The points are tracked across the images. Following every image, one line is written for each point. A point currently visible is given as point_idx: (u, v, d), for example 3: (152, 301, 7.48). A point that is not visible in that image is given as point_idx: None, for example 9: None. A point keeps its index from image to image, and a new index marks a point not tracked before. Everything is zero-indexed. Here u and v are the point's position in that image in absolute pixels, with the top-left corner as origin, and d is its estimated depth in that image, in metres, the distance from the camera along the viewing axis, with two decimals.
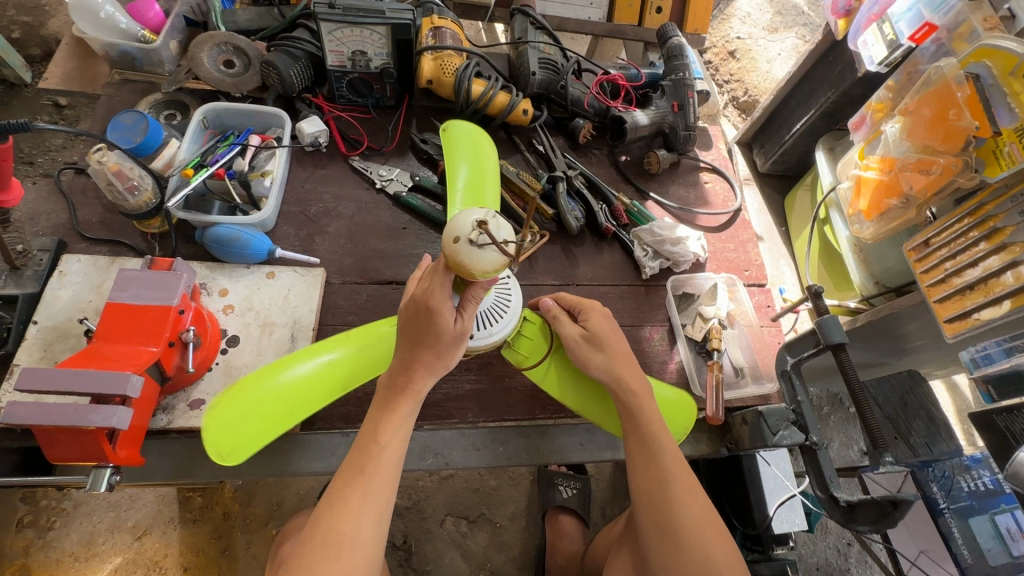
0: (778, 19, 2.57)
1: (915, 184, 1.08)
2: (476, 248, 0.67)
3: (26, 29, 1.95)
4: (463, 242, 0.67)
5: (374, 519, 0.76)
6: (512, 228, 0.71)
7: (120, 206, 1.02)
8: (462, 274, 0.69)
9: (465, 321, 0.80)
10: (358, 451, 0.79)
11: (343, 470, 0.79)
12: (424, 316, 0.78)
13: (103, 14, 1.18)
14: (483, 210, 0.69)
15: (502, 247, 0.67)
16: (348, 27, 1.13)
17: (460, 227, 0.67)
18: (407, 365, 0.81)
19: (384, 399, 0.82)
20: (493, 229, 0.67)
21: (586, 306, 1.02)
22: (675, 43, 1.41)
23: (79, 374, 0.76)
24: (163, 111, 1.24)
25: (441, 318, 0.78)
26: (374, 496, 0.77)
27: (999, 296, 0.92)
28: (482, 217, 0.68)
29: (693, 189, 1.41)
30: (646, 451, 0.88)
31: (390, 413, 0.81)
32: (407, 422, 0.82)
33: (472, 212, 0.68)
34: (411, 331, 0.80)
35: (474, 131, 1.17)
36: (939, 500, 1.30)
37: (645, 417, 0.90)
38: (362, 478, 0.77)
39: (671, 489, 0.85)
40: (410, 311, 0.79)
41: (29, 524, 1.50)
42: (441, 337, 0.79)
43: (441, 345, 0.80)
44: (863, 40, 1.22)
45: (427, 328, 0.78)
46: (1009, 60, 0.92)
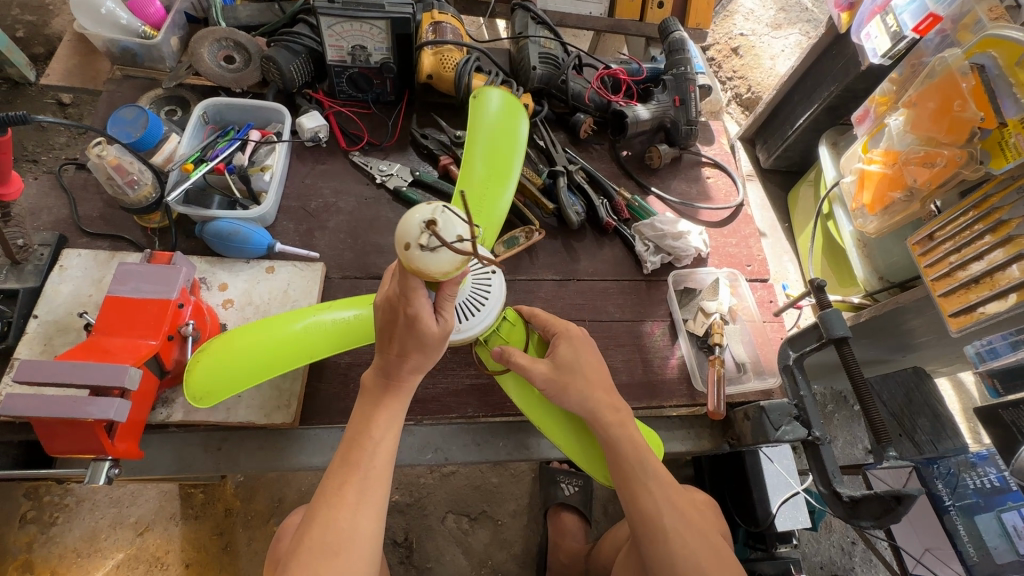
0: (782, 15, 2.55)
1: (919, 177, 1.06)
2: (430, 252, 0.62)
3: (30, 29, 1.96)
4: (417, 250, 0.62)
5: (372, 514, 0.76)
6: (467, 223, 0.66)
7: (120, 201, 1.02)
8: (424, 279, 0.65)
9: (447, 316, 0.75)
10: (349, 447, 0.79)
11: (332, 472, 0.78)
12: (402, 321, 0.73)
13: (104, 10, 1.18)
14: (430, 210, 0.63)
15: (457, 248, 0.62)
16: (347, 22, 1.13)
17: (409, 235, 0.62)
18: (390, 372, 0.80)
19: (370, 399, 0.82)
20: (443, 229, 0.62)
21: (559, 331, 0.98)
22: (677, 38, 1.39)
23: (78, 366, 0.76)
24: (164, 107, 1.24)
25: (422, 321, 0.72)
26: (370, 495, 0.77)
27: (1004, 289, 0.91)
28: (430, 216, 0.63)
29: (694, 184, 1.41)
30: (631, 488, 0.88)
31: (382, 408, 0.81)
32: (399, 420, 0.82)
33: (418, 213, 0.62)
34: (391, 335, 0.76)
35: (509, 101, 1.09)
36: (944, 497, 1.29)
37: (623, 450, 0.89)
38: (356, 472, 0.77)
39: (664, 520, 0.86)
40: (385, 315, 0.75)
41: (32, 520, 1.51)
42: (428, 339, 0.75)
43: (427, 346, 0.76)
44: (866, 32, 1.22)
45: (406, 333, 0.74)
46: (1014, 50, 0.90)
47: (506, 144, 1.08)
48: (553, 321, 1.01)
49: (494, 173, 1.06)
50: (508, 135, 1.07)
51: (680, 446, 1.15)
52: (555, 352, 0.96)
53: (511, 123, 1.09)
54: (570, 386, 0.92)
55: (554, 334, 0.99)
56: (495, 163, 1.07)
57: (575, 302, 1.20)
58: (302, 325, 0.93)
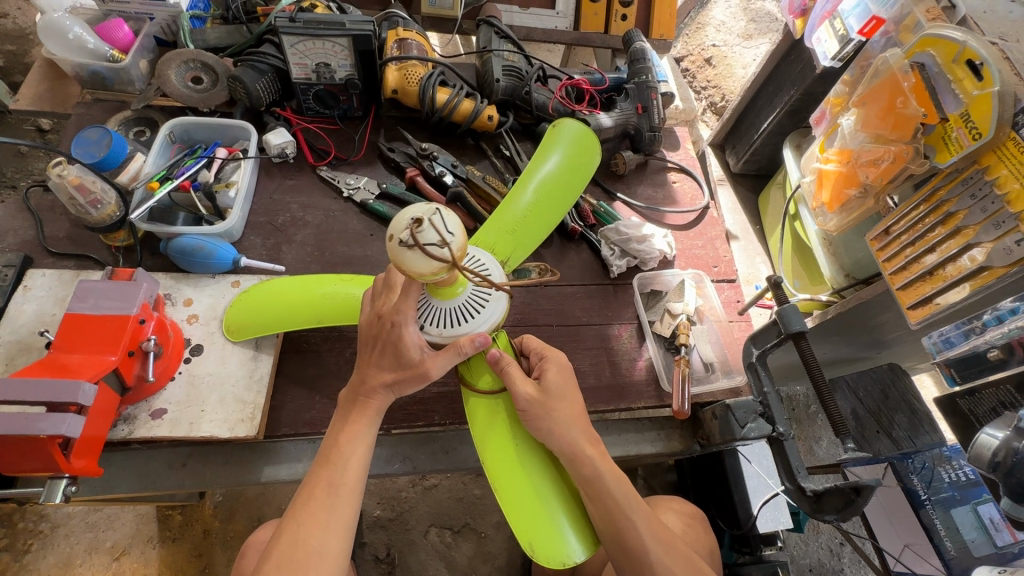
0: (752, 26, 2.62)
1: (871, 174, 1.09)
2: (407, 250, 0.69)
3: (9, 57, 2.02)
4: (398, 238, 0.69)
5: (337, 529, 0.75)
6: (453, 230, 0.71)
7: (84, 220, 1.04)
8: (401, 272, 0.72)
9: (430, 360, 0.83)
10: (322, 463, 0.79)
11: (304, 486, 0.79)
12: (388, 333, 0.82)
13: (72, 35, 1.22)
14: (424, 210, 0.70)
15: (431, 253, 0.69)
16: (310, 40, 1.16)
17: (396, 226, 0.69)
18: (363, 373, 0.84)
19: (346, 413, 0.83)
20: (425, 232, 0.69)
21: (547, 355, 0.95)
22: (638, 48, 1.43)
23: (31, 382, 0.76)
24: (132, 128, 1.26)
25: (405, 340, 0.82)
26: (337, 511, 0.76)
27: (957, 279, 0.92)
28: (419, 216, 0.69)
29: (661, 189, 1.43)
30: (612, 523, 0.84)
31: (353, 421, 0.82)
32: (369, 434, 0.82)
33: (413, 210, 0.69)
34: (373, 345, 0.84)
35: (583, 137, 1.11)
36: (920, 492, 1.28)
37: (605, 481, 0.85)
38: (327, 486, 0.78)
39: (649, 555, 0.82)
40: (377, 323, 0.84)
41: (5, 548, 1.49)
42: (403, 358, 0.82)
43: (399, 365, 0.82)
44: (817, 37, 1.27)
45: (389, 343, 0.82)
46: (950, 48, 0.93)
47: (566, 176, 1.10)
48: (539, 346, 0.98)
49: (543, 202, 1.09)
50: (570, 176, 1.10)
51: (651, 449, 1.16)
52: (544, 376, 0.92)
53: (579, 157, 1.11)
54: (556, 407, 0.88)
55: (539, 358, 0.96)
56: (551, 192, 1.10)
57: (543, 307, 1.21)
58: (325, 290, 1.01)
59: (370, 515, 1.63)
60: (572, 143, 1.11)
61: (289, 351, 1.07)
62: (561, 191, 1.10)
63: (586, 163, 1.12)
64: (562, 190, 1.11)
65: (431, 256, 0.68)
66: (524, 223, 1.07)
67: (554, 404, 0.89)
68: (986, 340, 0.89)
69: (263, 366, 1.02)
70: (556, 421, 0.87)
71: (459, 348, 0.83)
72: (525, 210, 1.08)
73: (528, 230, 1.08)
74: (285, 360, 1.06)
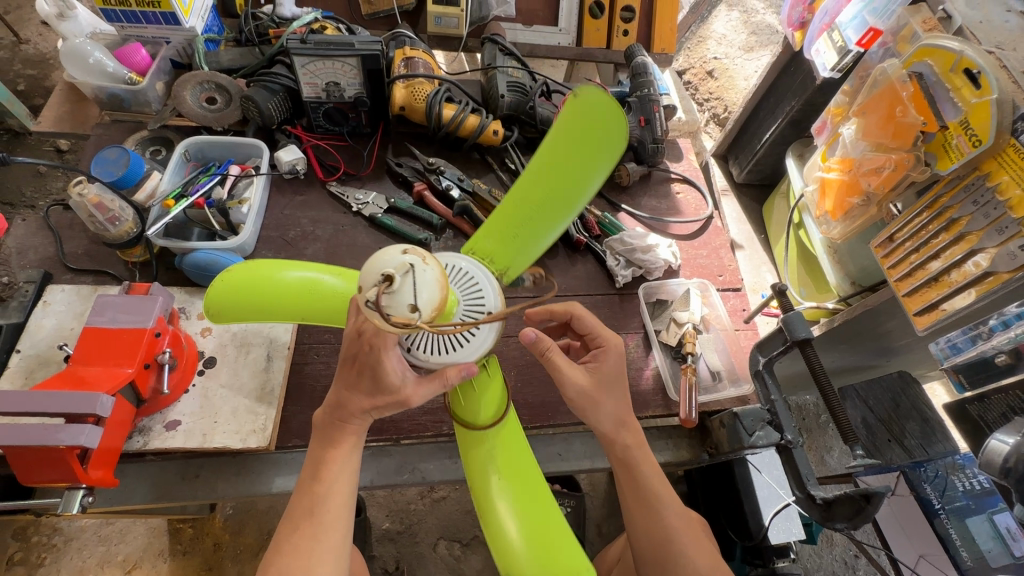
0: (753, 38, 2.66)
1: (873, 182, 1.10)
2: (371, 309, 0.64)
3: (31, 82, 2.12)
4: (365, 298, 0.64)
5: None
6: (423, 295, 0.65)
7: (102, 236, 1.07)
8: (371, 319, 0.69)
9: (410, 389, 0.78)
10: (303, 490, 0.80)
11: (289, 510, 0.79)
12: (367, 354, 0.77)
13: (92, 60, 1.26)
14: (395, 263, 0.64)
15: (394, 318, 0.65)
16: (320, 60, 1.19)
17: (362, 282, 0.64)
18: (341, 402, 0.80)
19: (323, 437, 0.82)
20: (391, 294, 0.64)
21: (605, 344, 0.89)
22: (640, 62, 1.46)
23: (51, 394, 0.78)
24: (148, 147, 1.30)
25: (384, 365, 0.77)
26: (326, 534, 0.77)
27: (962, 285, 0.92)
28: (389, 274, 0.63)
29: (664, 200, 1.44)
30: (641, 513, 0.86)
31: (332, 448, 0.81)
32: (350, 457, 0.82)
33: (381, 264, 0.63)
34: (352, 368, 0.79)
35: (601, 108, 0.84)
36: (933, 501, 1.26)
37: (642, 475, 0.87)
38: (309, 518, 0.78)
39: (681, 548, 0.83)
40: (357, 342, 0.79)
41: (19, 562, 1.50)
42: (380, 382, 0.77)
43: (377, 391, 0.78)
44: (815, 49, 1.30)
45: (368, 367, 0.77)
46: (948, 58, 0.94)
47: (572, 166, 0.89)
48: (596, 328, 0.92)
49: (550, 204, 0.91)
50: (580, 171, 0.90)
51: (659, 458, 1.15)
52: (597, 364, 0.88)
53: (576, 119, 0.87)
54: (605, 400, 0.86)
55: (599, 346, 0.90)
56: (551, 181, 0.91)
57: None
58: (286, 276, 0.88)
59: (379, 528, 1.63)
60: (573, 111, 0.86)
61: (299, 362, 1.09)
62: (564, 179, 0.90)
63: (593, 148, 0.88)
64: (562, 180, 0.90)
65: (392, 323, 0.65)
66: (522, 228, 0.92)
67: (603, 395, 0.86)
68: (993, 345, 0.88)
69: (275, 377, 1.04)
70: (603, 412, 0.86)
71: (446, 380, 0.78)
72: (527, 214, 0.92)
73: (527, 229, 0.92)
74: (296, 372, 1.08)
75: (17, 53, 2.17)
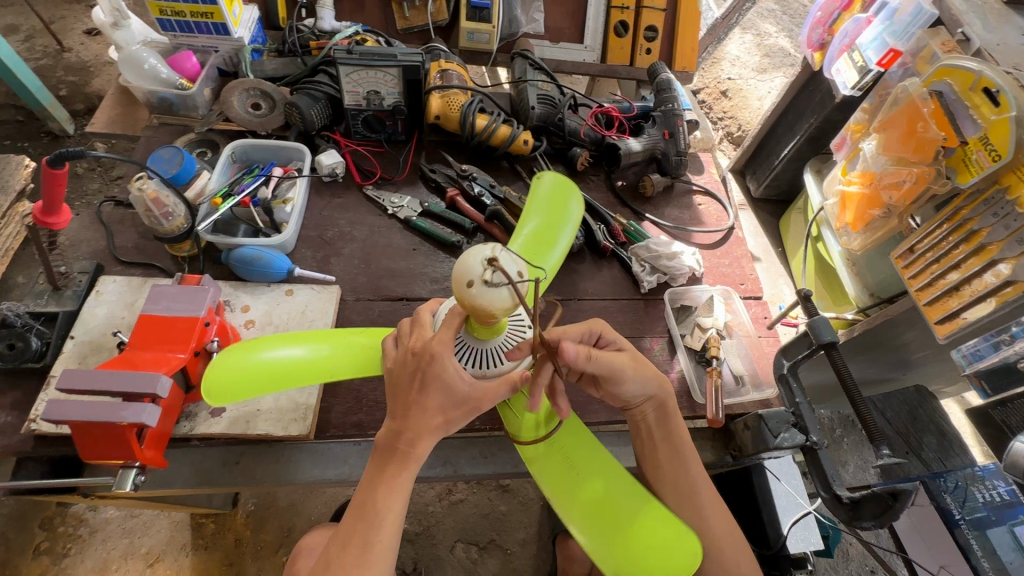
0: (766, 61, 2.75)
1: (894, 195, 1.14)
2: (491, 287, 0.68)
3: (72, 88, 2.21)
4: (478, 281, 0.68)
5: (390, 521, 0.78)
6: (521, 261, 0.72)
7: (156, 230, 1.11)
8: (480, 314, 0.71)
9: (483, 394, 0.80)
10: (356, 515, 0.78)
11: (339, 536, 0.78)
12: (427, 367, 0.78)
13: (147, 65, 1.34)
14: (490, 248, 0.69)
15: (514, 286, 0.69)
16: (364, 70, 1.25)
17: (470, 267, 0.68)
18: (402, 416, 0.78)
19: (382, 467, 0.79)
20: (502, 269, 0.68)
21: (602, 330, 0.92)
22: (664, 78, 1.52)
23: (115, 373, 0.83)
24: (195, 149, 1.36)
25: (450, 372, 0.78)
26: (376, 561, 0.76)
27: (983, 294, 0.96)
28: (491, 253, 0.69)
29: (687, 211, 1.49)
30: None
31: (388, 481, 0.78)
32: (406, 486, 0.79)
33: (479, 251, 0.68)
34: (415, 383, 0.79)
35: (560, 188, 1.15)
36: (954, 512, 1.27)
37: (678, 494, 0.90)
38: (360, 540, 0.76)
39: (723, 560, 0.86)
40: (413, 360, 0.80)
41: (45, 551, 1.53)
42: (452, 393, 0.78)
43: (449, 406, 0.78)
44: (836, 68, 1.34)
45: (432, 378, 0.78)
46: (967, 77, 0.99)
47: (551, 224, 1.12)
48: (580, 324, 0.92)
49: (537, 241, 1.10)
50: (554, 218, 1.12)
51: None
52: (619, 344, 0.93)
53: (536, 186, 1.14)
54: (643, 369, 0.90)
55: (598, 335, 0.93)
56: (534, 240, 1.09)
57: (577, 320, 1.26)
58: (274, 355, 0.93)
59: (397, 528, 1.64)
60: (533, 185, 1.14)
61: None
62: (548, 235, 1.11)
63: (565, 220, 1.13)
64: (548, 237, 1.11)
65: (514, 290, 0.69)
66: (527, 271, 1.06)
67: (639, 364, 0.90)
68: (1016, 351, 0.92)
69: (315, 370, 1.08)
70: (643, 379, 0.89)
71: (514, 382, 0.80)
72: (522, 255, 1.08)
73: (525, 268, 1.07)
74: None
75: (60, 60, 2.26)
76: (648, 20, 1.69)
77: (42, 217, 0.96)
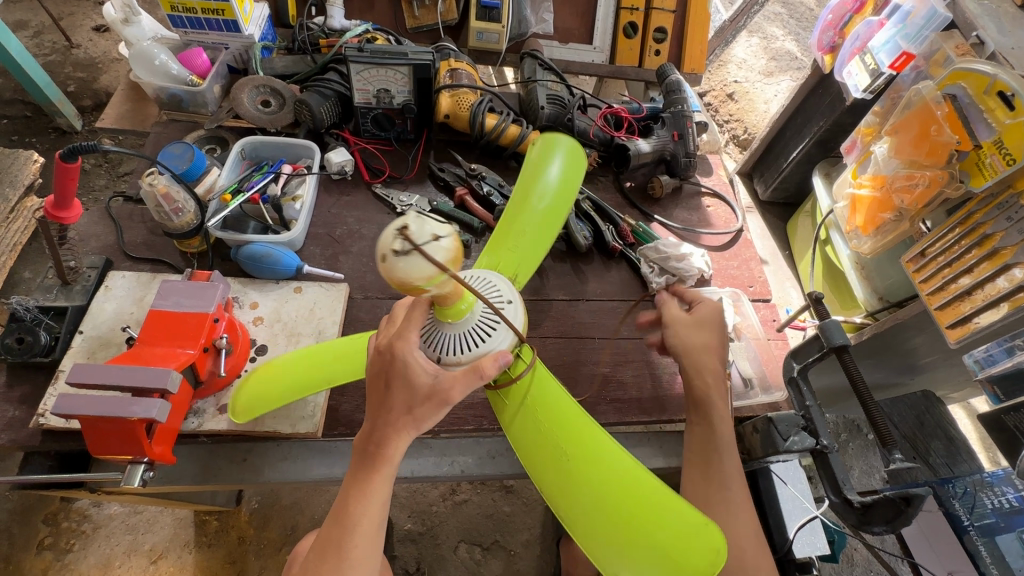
0: (773, 64, 2.74)
1: (906, 199, 1.13)
2: (404, 257, 0.62)
3: (80, 84, 2.21)
4: (391, 253, 0.62)
5: (368, 527, 0.76)
6: (441, 224, 0.66)
7: (165, 226, 1.12)
8: (403, 290, 0.65)
9: (447, 384, 0.75)
10: (334, 518, 0.76)
11: (319, 541, 0.77)
12: (391, 367, 0.77)
13: (158, 61, 1.34)
14: (404, 217, 0.64)
15: (432, 252, 0.63)
16: (375, 68, 1.25)
17: (382, 240, 0.62)
18: (373, 420, 0.77)
19: (358, 470, 0.77)
20: (414, 233, 0.62)
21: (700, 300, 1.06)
22: (673, 80, 1.51)
23: (123, 368, 0.82)
24: (204, 146, 1.36)
25: (411, 367, 0.76)
26: (355, 565, 0.74)
27: (995, 299, 0.95)
28: (403, 222, 0.63)
29: (695, 212, 1.49)
30: None
31: (365, 483, 0.76)
32: (383, 492, 0.76)
33: (390, 221, 0.63)
34: (381, 384, 0.78)
35: (571, 148, 1.08)
36: (962, 517, 1.26)
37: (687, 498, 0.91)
38: (336, 548, 0.74)
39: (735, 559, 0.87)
40: (380, 359, 0.79)
41: (48, 546, 1.52)
42: (414, 390, 0.75)
43: (415, 402, 0.75)
44: (847, 70, 1.33)
45: (395, 376, 0.76)
46: (981, 80, 0.99)
47: (558, 188, 1.06)
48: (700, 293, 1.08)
49: (547, 210, 1.04)
50: (563, 183, 1.06)
51: None
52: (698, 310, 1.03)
53: (550, 147, 1.07)
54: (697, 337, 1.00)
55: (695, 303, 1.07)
56: (545, 208, 1.04)
57: (585, 321, 1.26)
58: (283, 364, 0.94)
59: (401, 528, 1.64)
60: (545, 145, 1.07)
61: None
62: (560, 202, 1.05)
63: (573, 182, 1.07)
64: (556, 212, 1.04)
65: (433, 257, 0.63)
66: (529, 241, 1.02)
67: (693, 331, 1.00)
68: None
69: None
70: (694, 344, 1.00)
71: (481, 371, 0.74)
72: (528, 223, 1.03)
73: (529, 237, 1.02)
74: None
75: (69, 56, 2.27)
76: (657, 21, 1.69)
77: (53, 211, 0.96)
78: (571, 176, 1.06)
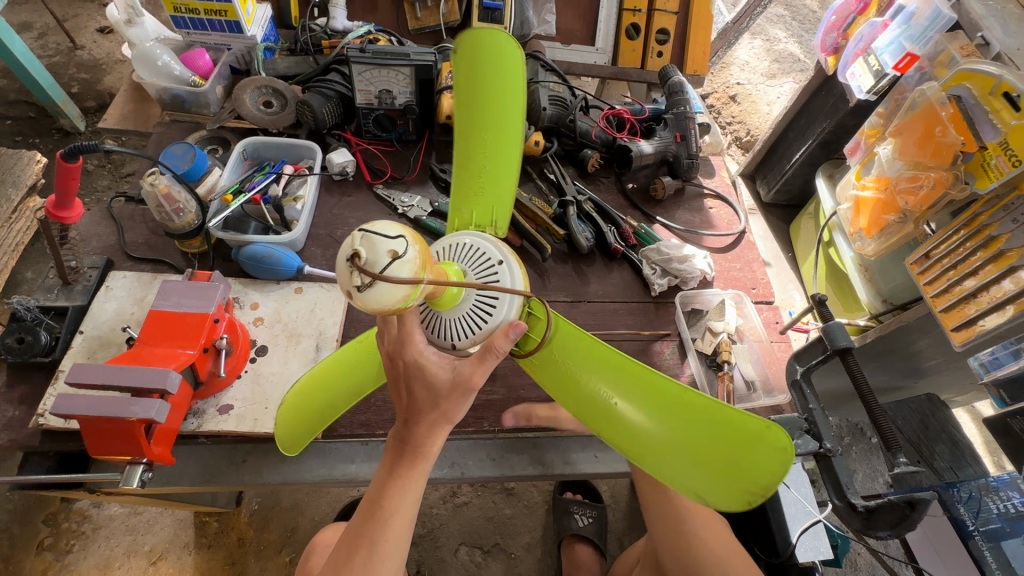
0: (776, 66, 2.74)
1: (910, 201, 1.12)
2: (368, 291, 0.55)
3: (83, 85, 2.22)
4: (354, 290, 0.55)
5: (398, 519, 0.78)
6: (396, 229, 0.56)
7: (166, 226, 1.12)
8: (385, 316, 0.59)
9: (467, 372, 0.72)
10: (366, 514, 0.78)
11: (349, 534, 0.80)
12: (406, 371, 0.74)
13: (161, 62, 1.34)
14: (351, 243, 0.55)
15: (392, 274, 0.55)
16: (377, 69, 1.25)
17: (342, 278, 0.56)
18: (401, 420, 0.77)
19: (394, 467, 0.78)
20: (365, 263, 0.54)
21: None
22: (676, 81, 1.51)
23: (122, 369, 0.82)
24: (206, 146, 1.36)
25: (426, 367, 0.72)
26: (386, 556, 0.78)
27: (1000, 302, 0.94)
28: (352, 249, 0.55)
29: (698, 214, 1.48)
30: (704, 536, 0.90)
31: (400, 480, 0.78)
32: (418, 485, 0.78)
33: (339, 254, 0.55)
34: (403, 390, 0.76)
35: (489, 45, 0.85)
36: (967, 522, 1.23)
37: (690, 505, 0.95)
38: (368, 540, 0.77)
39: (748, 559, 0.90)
40: (393, 366, 0.75)
41: (48, 547, 1.52)
42: (435, 387, 0.73)
43: (440, 398, 0.74)
44: (851, 72, 1.32)
45: (413, 379, 0.74)
46: (987, 82, 0.98)
47: (496, 105, 0.87)
48: None
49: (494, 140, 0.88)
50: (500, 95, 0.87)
51: None
52: None
53: (471, 56, 0.86)
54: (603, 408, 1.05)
55: None
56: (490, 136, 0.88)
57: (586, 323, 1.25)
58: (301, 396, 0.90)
59: None
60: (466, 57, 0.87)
61: None
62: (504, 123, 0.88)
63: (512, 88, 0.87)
64: (506, 138, 0.88)
65: (395, 278, 0.54)
66: (486, 181, 0.88)
67: None
68: None
69: None
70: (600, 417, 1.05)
71: (495, 350, 0.69)
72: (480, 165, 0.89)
73: (488, 177, 0.88)
74: None
75: (73, 58, 2.28)
76: (659, 23, 1.69)
77: (54, 211, 0.96)
78: (503, 84, 0.86)
